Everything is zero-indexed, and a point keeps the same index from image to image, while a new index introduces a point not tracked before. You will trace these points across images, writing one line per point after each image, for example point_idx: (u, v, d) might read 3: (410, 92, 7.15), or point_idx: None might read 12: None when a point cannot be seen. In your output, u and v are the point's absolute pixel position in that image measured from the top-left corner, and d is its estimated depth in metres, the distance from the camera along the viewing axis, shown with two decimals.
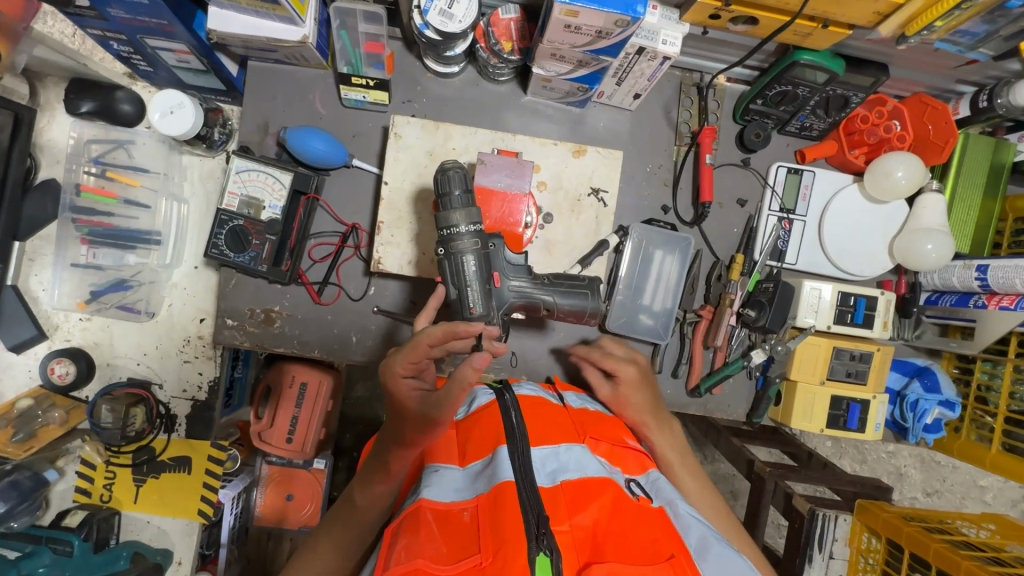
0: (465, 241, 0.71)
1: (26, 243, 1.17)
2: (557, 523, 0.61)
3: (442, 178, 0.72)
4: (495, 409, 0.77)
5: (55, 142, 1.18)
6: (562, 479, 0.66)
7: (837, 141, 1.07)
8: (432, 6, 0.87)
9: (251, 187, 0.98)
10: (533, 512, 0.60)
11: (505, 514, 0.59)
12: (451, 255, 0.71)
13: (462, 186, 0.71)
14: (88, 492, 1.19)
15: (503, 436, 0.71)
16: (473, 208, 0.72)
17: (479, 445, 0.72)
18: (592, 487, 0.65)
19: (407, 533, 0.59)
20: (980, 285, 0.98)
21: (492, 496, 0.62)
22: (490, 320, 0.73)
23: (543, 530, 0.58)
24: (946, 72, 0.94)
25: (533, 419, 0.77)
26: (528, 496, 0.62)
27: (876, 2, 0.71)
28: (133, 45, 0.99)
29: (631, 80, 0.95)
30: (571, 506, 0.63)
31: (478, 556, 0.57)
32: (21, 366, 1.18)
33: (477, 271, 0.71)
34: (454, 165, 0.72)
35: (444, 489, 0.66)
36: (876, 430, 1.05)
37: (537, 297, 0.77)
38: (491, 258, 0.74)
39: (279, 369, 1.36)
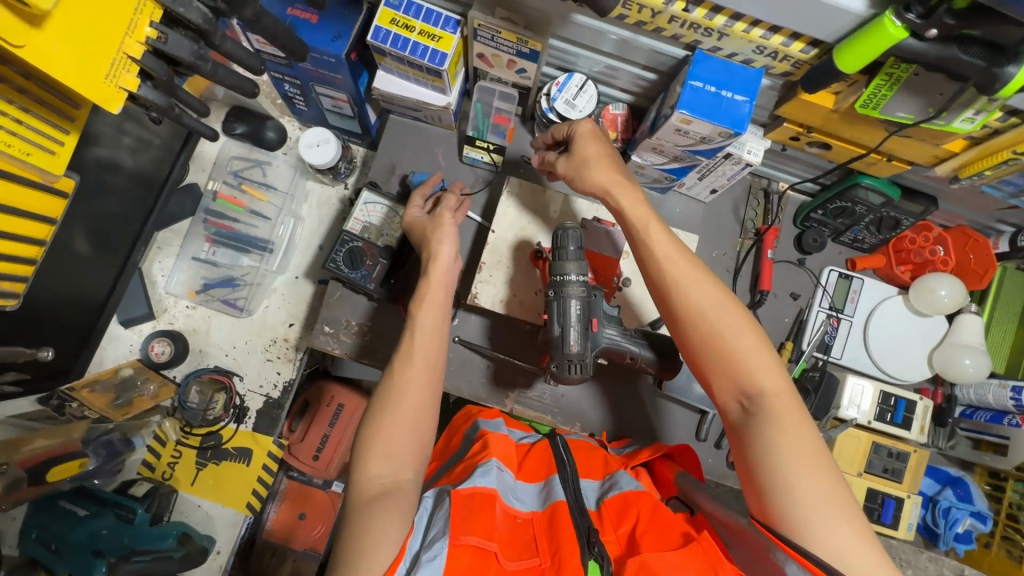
0: (573, 288, 0.84)
1: (160, 233, 1.34)
2: (605, 535, 0.69)
3: (561, 234, 0.86)
4: (546, 445, 0.87)
5: (206, 152, 1.37)
6: (605, 500, 0.74)
7: (886, 256, 1.20)
8: (559, 96, 1.05)
9: (373, 217, 1.15)
10: (583, 526, 0.68)
11: (561, 527, 0.68)
12: (560, 298, 0.84)
13: (576, 243, 0.85)
14: (152, 467, 1.27)
15: (553, 467, 0.81)
16: (584, 262, 0.85)
17: (533, 470, 0.82)
18: (629, 500, 0.72)
19: (471, 514, 0.67)
20: (1014, 404, 1.06)
21: (549, 512, 0.71)
22: (583, 359, 0.84)
23: (593, 540, 0.66)
24: (989, 211, 1.08)
25: (583, 457, 0.87)
26: (579, 513, 0.70)
27: (936, 148, 0.86)
28: (301, 89, 1.19)
29: (712, 177, 1.10)
30: (615, 520, 0.71)
31: (537, 559, 0.66)
32: (125, 340, 1.31)
33: (579, 314, 0.84)
34: (571, 225, 0.86)
35: (511, 495, 0.75)
36: (910, 530, 1.10)
37: (625, 347, 0.88)
38: (592, 306, 0.87)
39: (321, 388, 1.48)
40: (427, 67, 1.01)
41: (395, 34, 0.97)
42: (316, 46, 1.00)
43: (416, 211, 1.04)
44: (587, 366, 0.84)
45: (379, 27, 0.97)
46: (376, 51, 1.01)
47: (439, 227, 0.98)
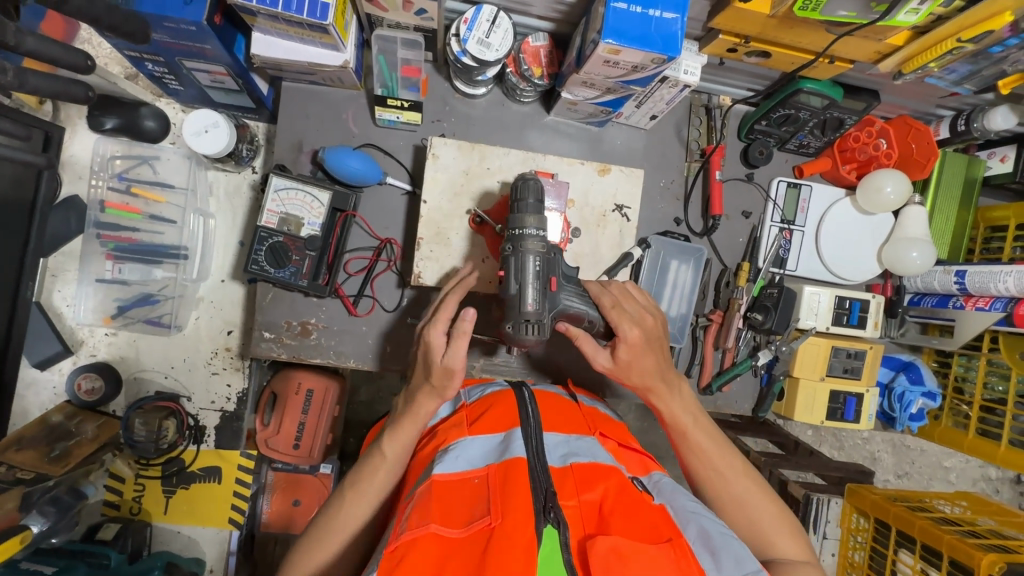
0: (531, 243, 0.79)
1: (50, 259, 1.18)
2: (566, 499, 0.67)
3: (521, 185, 0.80)
4: (510, 396, 0.83)
5: (77, 157, 1.18)
6: (573, 462, 0.71)
7: (832, 158, 1.17)
8: (470, 36, 0.92)
9: (290, 205, 1.02)
10: (541, 488, 0.65)
11: (513, 487, 0.64)
12: (518, 252, 0.78)
13: (535, 196, 0.79)
14: (117, 504, 1.21)
15: (516, 420, 0.77)
16: (543, 215, 0.79)
17: (493, 423, 0.78)
18: (599, 473, 0.70)
19: (418, 504, 0.65)
20: (958, 287, 1.10)
21: (504, 467, 0.68)
22: (541, 319, 0.78)
23: (551, 506, 0.63)
24: (930, 99, 1.04)
25: (546, 411, 0.84)
26: (538, 472, 0.68)
27: (879, 43, 0.80)
28: (168, 66, 1.01)
29: (650, 104, 1.02)
30: (578, 486, 0.68)
31: (488, 518, 0.62)
32: (46, 382, 1.19)
33: (537, 270, 0.78)
34: (534, 175, 0.81)
35: (459, 460, 0.72)
36: (869, 420, 1.17)
37: (583, 309, 0.81)
38: (551, 265, 0.81)
39: (284, 375, 1.22)
40: (310, 24, 0.85)
41: None
42: (165, 15, 0.82)
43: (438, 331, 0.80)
44: (544, 327, 0.78)
45: None
46: (244, 11, 0.84)
47: (447, 382, 0.79)
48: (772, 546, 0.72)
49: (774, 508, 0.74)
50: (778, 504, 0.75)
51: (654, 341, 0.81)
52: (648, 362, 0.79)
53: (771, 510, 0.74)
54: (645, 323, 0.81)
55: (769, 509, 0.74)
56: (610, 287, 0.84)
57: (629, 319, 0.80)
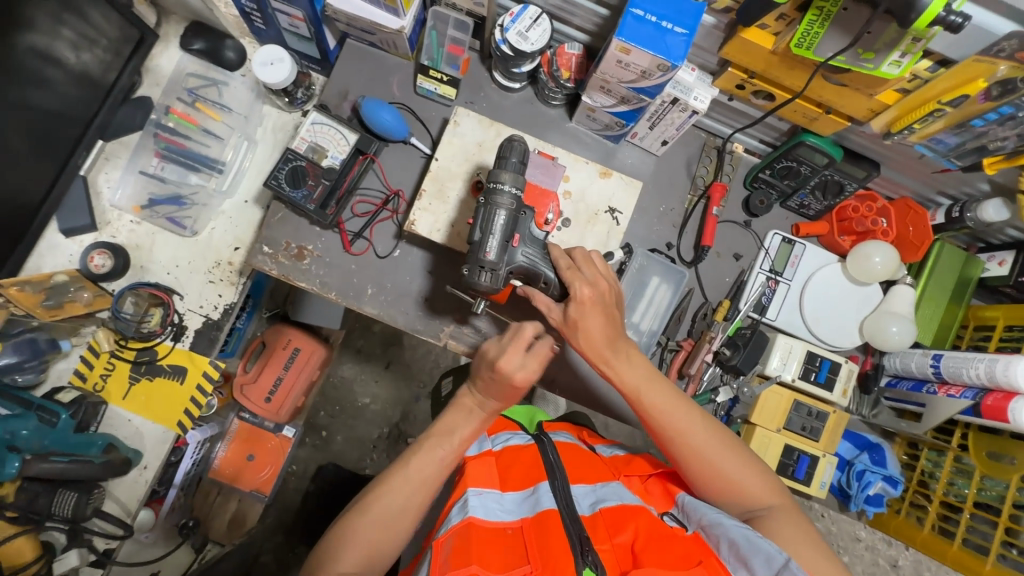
0: (503, 198, 0.82)
1: (108, 143, 1.31)
2: (599, 544, 0.72)
3: (506, 146, 0.85)
4: (533, 449, 0.86)
5: (160, 67, 1.34)
6: (601, 508, 0.77)
7: (829, 224, 1.21)
8: (512, 27, 1.04)
9: (320, 137, 1.13)
10: (574, 534, 0.72)
11: (550, 535, 0.71)
12: (488, 205, 0.82)
13: (518, 157, 0.84)
14: (84, 377, 1.26)
15: (542, 472, 0.82)
16: (521, 176, 0.84)
17: (520, 476, 0.82)
18: (627, 513, 0.75)
19: (455, 548, 0.70)
20: (934, 372, 1.08)
21: (538, 520, 0.74)
22: (497, 270, 0.83)
23: (585, 548, 0.70)
24: (928, 181, 1.09)
25: (567, 453, 0.88)
26: (568, 520, 0.74)
27: (870, 98, 0.86)
28: (258, 3, 1.17)
29: (661, 127, 1.10)
30: (610, 529, 0.74)
31: (528, 565, 0.69)
32: (65, 249, 1.29)
33: (503, 225, 0.81)
34: (519, 139, 0.85)
35: (491, 508, 0.77)
36: (821, 489, 1.12)
37: (541, 267, 0.85)
38: (518, 222, 0.84)
39: (278, 330, 1.54)
40: None
41: None
42: None
43: (511, 359, 0.85)
44: (499, 277, 0.83)
45: None
46: None
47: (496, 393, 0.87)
48: (745, 490, 0.78)
49: (738, 455, 0.80)
50: (742, 451, 0.81)
51: (606, 304, 0.84)
52: (595, 325, 0.82)
53: (739, 460, 0.79)
54: (598, 285, 0.84)
55: (733, 457, 0.79)
56: (572, 253, 0.86)
57: (583, 278, 0.83)
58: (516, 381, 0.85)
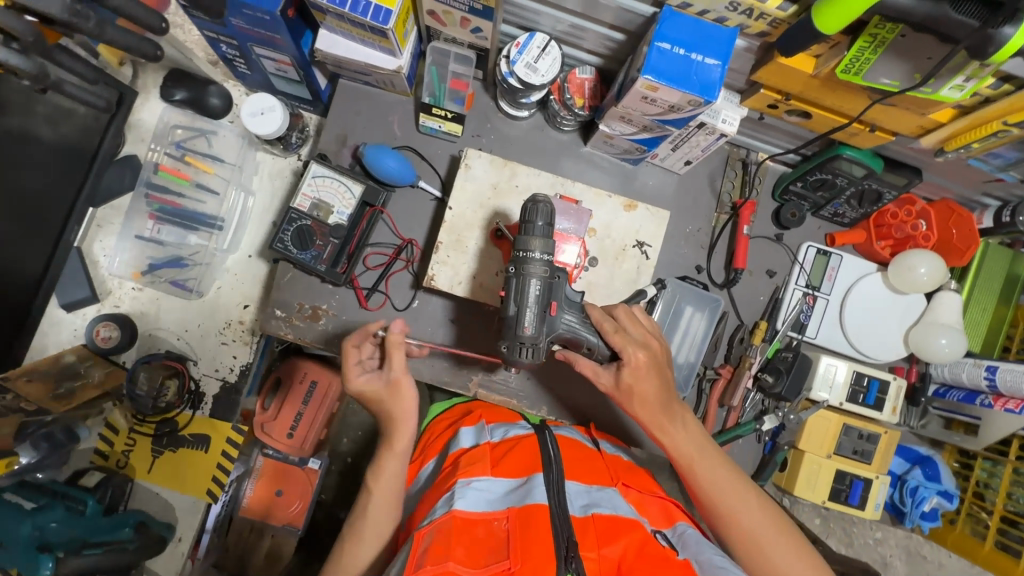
0: (535, 266, 0.78)
1: (98, 209, 1.25)
2: (586, 549, 0.65)
3: (530, 208, 0.80)
4: (532, 440, 0.82)
5: (144, 122, 1.27)
6: (594, 511, 0.70)
7: (866, 231, 1.14)
8: (520, 58, 0.96)
9: (323, 192, 1.05)
10: (562, 537, 0.64)
11: (534, 533, 0.63)
12: (520, 275, 0.78)
13: (544, 219, 0.79)
14: (105, 455, 1.23)
15: (538, 464, 0.76)
16: (550, 240, 0.79)
17: (514, 465, 0.76)
18: (621, 524, 0.69)
19: (435, 541, 0.63)
20: (988, 383, 1.04)
21: (524, 512, 0.67)
22: (537, 343, 0.79)
23: (571, 555, 0.62)
24: (975, 184, 1.02)
25: (566, 454, 0.84)
26: (559, 520, 0.66)
27: (923, 117, 0.79)
28: (240, 50, 1.09)
29: (685, 148, 1.02)
30: (599, 536, 0.67)
31: (507, 562, 0.61)
32: (69, 324, 1.24)
33: (538, 295, 0.78)
34: (544, 199, 0.80)
35: (479, 497, 0.70)
36: (876, 510, 1.10)
37: (583, 334, 0.82)
38: (554, 289, 0.81)
39: (291, 362, 1.32)
40: (372, 27, 0.90)
41: None
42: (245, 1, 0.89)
43: None
44: (540, 350, 0.80)
45: None
46: (315, 7, 0.90)
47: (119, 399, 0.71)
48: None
49: (794, 545, 0.72)
50: (799, 541, 0.73)
51: (659, 363, 0.82)
52: (651, 388, 0.79)
53: (793, 551, 0.72)
54: (649, 345, 0.82)
55: (786, 546, 0.72)
56: (615, 314, 0.83)
57: (633, 341, 0.80)
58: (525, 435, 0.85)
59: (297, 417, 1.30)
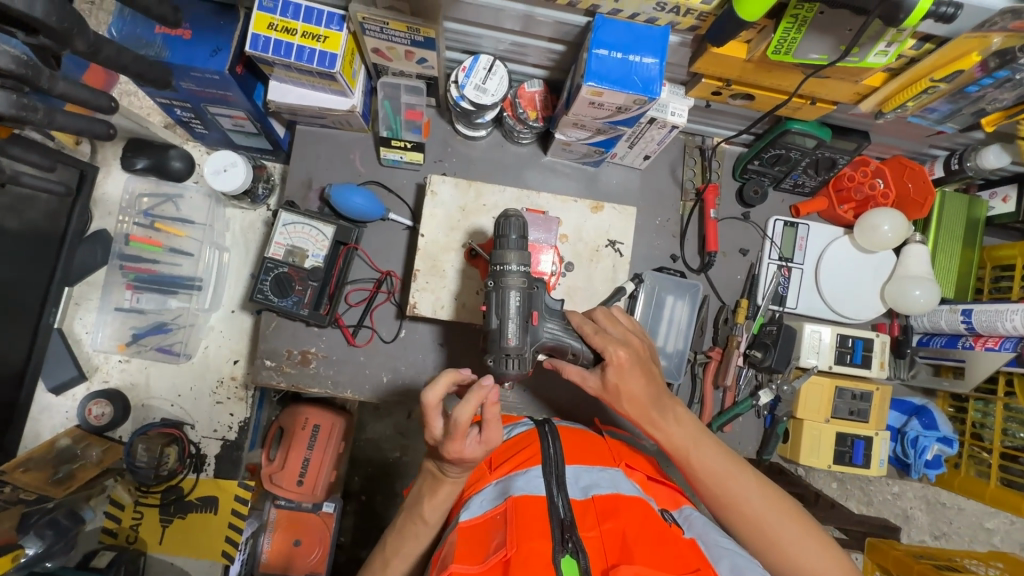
0: (513, 278, 0.81)
1: (74, 287, 1.24)
2: (584, 531, 0.67)
3: (503, 223, 0.82)
4: (534, 435, 0.84)
5: (108, 195, 1.27)
6: (593, 494, 0.72)
7: (828, 197, 1.18)
8: (468, 82, 0.98)
9: (296, 239, 1.06)
10: (557, 518, 0.67)
11: (531, 518, 0.65)
12: (499, 289, 0.81)
13: (518, 232, 0.82)
14: (114, 533, 1.22)
15: (536, 458, 0.78)
16: (525, 251, 0.82)
17: (516, 462, 0.79)
18: (620, 503, 0.71)
19: (446, 553, 0.66)
20: (966, 327, 1.07)
21: (522, 500, 0.68)
22: (522, 353, 0.81)
23: (568, 535, 0.65)
24: (920, 139, 1.06)
25: (568, 444, 0.85)
26: (557, 504, 0.69)
27: (857, 84, 0.82)
28: (194, 112, 1.10)
29: (642, 144, 1.05)
30: (600, 516, 0.69)
31: (505, 548, 0.62)
32: (60, 407, 1.23)
33: (518, 307, 0.81)
34: (515, 213, 0.82)
35: (479, 505, 0.73)
36: (881, 466, 1.12)
37: (565, 341, 0.84)
38: (533, 299, 0.84)
39: (292, 411, 1.31)
40: (319, 72, 0.92)
41: (275, 41, 0.89)
42: (191, 66, 0.91)
43: None
44: (526, 360, 0.81)
45: (256, 34, 0.89)
46: (261, 61, 0.92)
47: None
48: (796, 557, 0.73)
49: (794, 521, 0.75)
50: (797, 515, 0.76)
51: (643, 361, 0.83)
52: (638, 387, 0.81)
53: (794, 526, 0.75)
54: (631, 342, 0.83)
55: (787, 523, 0.75)
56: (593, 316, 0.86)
57: (614, 340, 0.81)
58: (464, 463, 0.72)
59: (305, 462, 1.29)
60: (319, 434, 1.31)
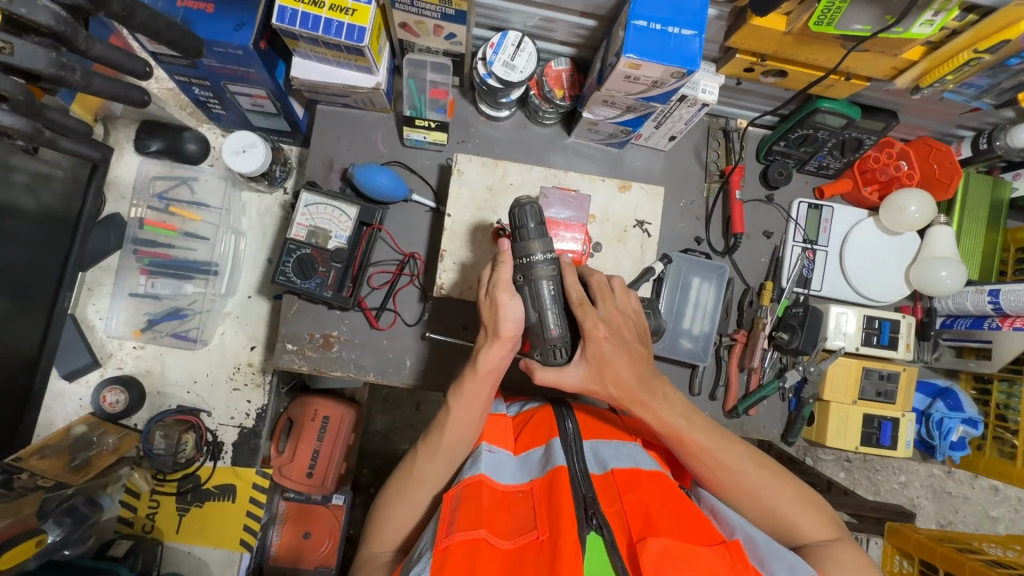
0: (540, 268, 0.79)
1: (87, 273, 1.22)
2: (607, 505, 0.68)
3: (517, 212, 0.79)
4: (548, 411, 0.84)
5: (121, 178, 1.25)
6: (613, 467, 0.72)
7: (852, 179, 1.17)
8: (496, 58, 0.96)
9: (318, 219, 1.04)
10: (581, 496, 0.67)
11: (557, 495, 0.66)
12: (529, 282, 0.78)
13: (535, 219, 0.79)
14: (130, 522, 1.20)
15: (554, 430, 0.79)
16: (546, 237, 0.79)
17: (533, 437, 0.81)
18: (641, 477, 0.71)
19: (466, 503, 0.67)
20: (993, 308, 1.07)
21: (547, 480, 0.69)
22: (567, 340, 0.79)
23: (591, 512, 0.65)
24: (948, 118, 1.06)
25: (583, 421, 0.86)
26: (578, 480, 0.69)
27: (895, 58, 0.81)
28: (213, 91, 1.08)
29: (669, 123, 1.04)
30: (620, 488, 0.69)
31: (536, 531, 0.64)
32: (73, 394, 1.21)
33: (553, 295, 0.78)
34: (527, 200, 0.80)
35: (501, 472, 0.75)
36: (907, 448, 1.12)
37: None
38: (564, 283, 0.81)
39: (300, 403, 1.29)
40: (347, 46, 0.90)
41: (302, 13, 0.87)
42: (216, 39, 0.88)
43: None
44: (571, 346, 0.80)
45: (283, 6, 0.87)
46: (287, 34, 0.90)
47: None
48: (796, 525, 0.74)
49: (788, 487, 0.77)
50: (790, 481, 0.77)
51: (625, 340, 0.80)
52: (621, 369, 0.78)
53: (786, 493, 0.76)
54: (614, 321, 0.80)
55: (783, 491, 0.76)
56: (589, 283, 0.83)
57: (596, 315, 0.78)
58: (501, 337, 0.77)
59: (315, 454, 1.28)
60: (329, 425, 1.29)
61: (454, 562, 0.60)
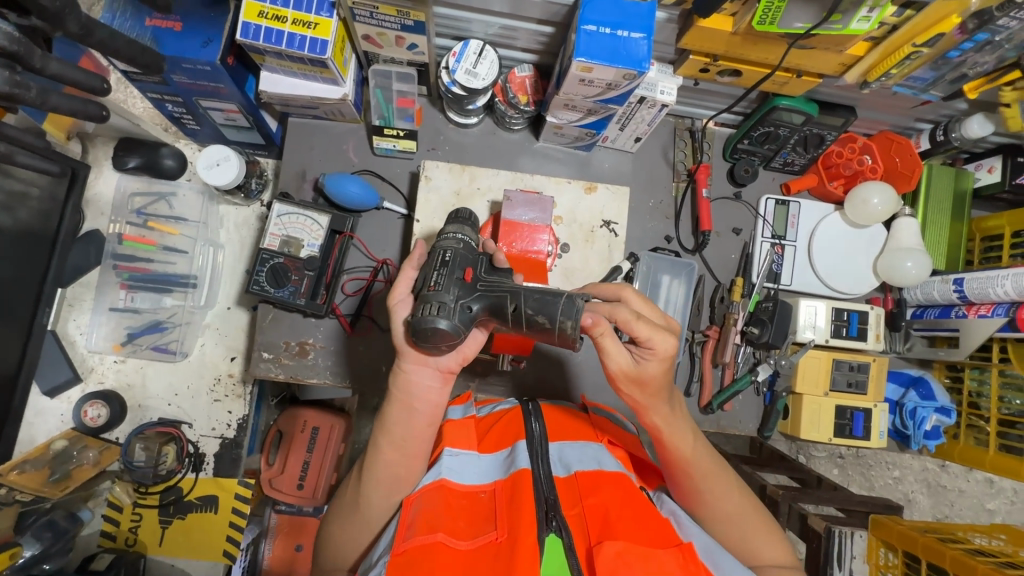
0: (449, 241, 0.76)
1: (68, 289, 1.24)
2: (568, 509, 0.70)
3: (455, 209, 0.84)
4: (516, 413, 0.85)
5: (101, 195, 1.27)
6: (577, 470, 0.73)
7: (818, 174, 1.19)
8: (458, 67, 0.98)
9: (291, 228, 1.05)
10: (543, 498, 0.68)
11: (519, 497, 0.67)
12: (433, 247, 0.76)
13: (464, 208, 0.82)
14: (113, 535, 1.21)
15: (520, 433, 0.80)
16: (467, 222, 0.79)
17: (500, 439, 0.81)
18: (604, 478, 0.71)
19: (426, 509, 0.69)
20: (959, 296, 1.08)
21: (510, 482, 0.71)
22: (446, 303, 0.70)
23: (552, 514, 0.67)
24: (905, 112, 1.09)
25: (553, 420, 0.85)
26: (541, 482, 0.71)
27: (841, 54, 0.84)
28: (186, 107, 1.10)
29: (633, 125, 1.05)
30: (582, 492, 0.70)
31: (496, 532, 0.66)
32: (54, 410, 1.22)
33: (446, 258, 0.73)
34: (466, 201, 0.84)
35: (466, 474, 0.75)
36: (882, 438, 1.13)
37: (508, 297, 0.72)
38: (472, 259, 0.75)
39: (290, 414, 1.29)
40: (310, 59, 0.93)
41: (265, 28, 0.89)
42: (182, 56, 0.91)
43: None
44: (448, 308, 0.69)
45: (247, 22, 0.89)
46: (252, 49, 0.92)
47: None
48: (754, 551, 0.76)
49: (758, 518, 0.78)
50: (759, 513, 0.78)
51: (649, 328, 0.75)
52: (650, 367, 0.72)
53: (754, 525, 0.77)
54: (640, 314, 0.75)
55: (755, 521, 0.77)
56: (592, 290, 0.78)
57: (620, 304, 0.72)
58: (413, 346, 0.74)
59: (305, 466, 1.27)
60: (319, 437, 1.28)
61: (411, 560, 0.62)
